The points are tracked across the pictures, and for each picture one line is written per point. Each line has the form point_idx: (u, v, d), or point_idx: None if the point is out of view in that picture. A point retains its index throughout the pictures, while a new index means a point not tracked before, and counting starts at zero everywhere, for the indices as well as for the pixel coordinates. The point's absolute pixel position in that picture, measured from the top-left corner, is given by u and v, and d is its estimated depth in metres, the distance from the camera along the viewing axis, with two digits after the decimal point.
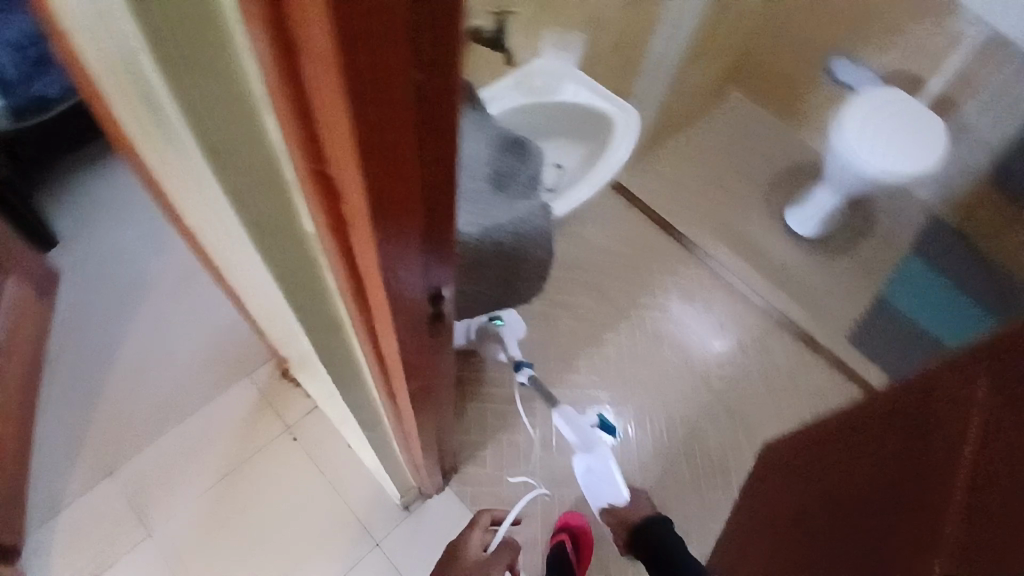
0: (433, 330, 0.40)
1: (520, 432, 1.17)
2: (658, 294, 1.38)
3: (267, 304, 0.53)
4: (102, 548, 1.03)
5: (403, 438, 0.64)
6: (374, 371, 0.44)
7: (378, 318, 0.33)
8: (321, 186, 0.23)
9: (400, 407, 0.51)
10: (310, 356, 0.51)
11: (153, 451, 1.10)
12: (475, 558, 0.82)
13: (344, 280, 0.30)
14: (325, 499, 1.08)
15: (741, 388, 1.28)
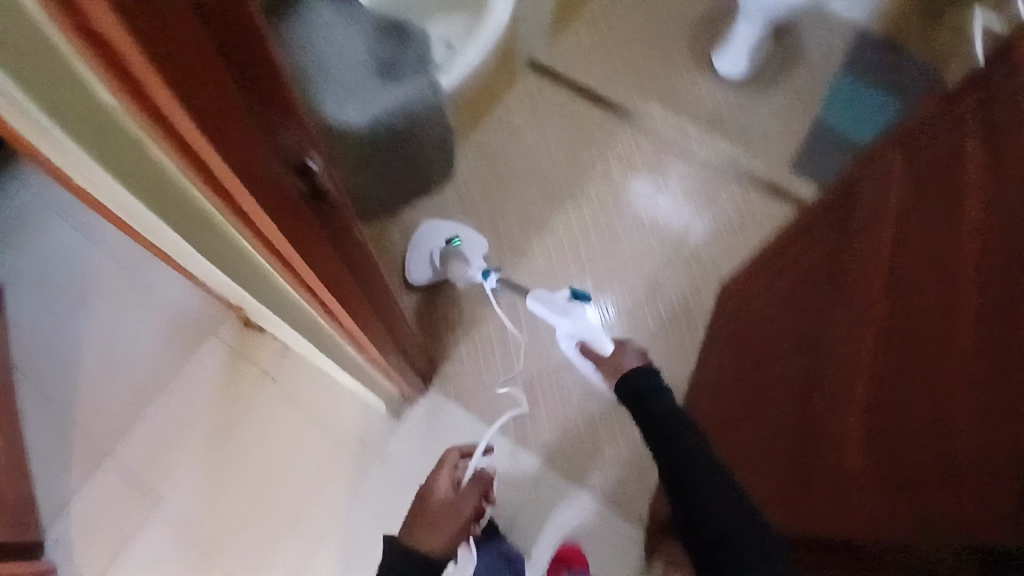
0: (315, 208, 0.42)
1: (490, 324, 1.20)
2: (598, 164, 1.37)
3: (171, 235, 0.54)
4: (121, 524, 1.07)
5: (353, 338, 0.66)
6: (273, 262, 0.46)
7: (245, 203, 0.37)
8: (127, 90, 0.26)
9: (323, 301, 0.54)
10: (224, 268, 0.53)
11: (143, 426, 1.12)
12: (445, 497, 0.86)
13: (196, 174, 0.33)
14: (318, 427, 1.12)
15: (693, 236, 1.32)
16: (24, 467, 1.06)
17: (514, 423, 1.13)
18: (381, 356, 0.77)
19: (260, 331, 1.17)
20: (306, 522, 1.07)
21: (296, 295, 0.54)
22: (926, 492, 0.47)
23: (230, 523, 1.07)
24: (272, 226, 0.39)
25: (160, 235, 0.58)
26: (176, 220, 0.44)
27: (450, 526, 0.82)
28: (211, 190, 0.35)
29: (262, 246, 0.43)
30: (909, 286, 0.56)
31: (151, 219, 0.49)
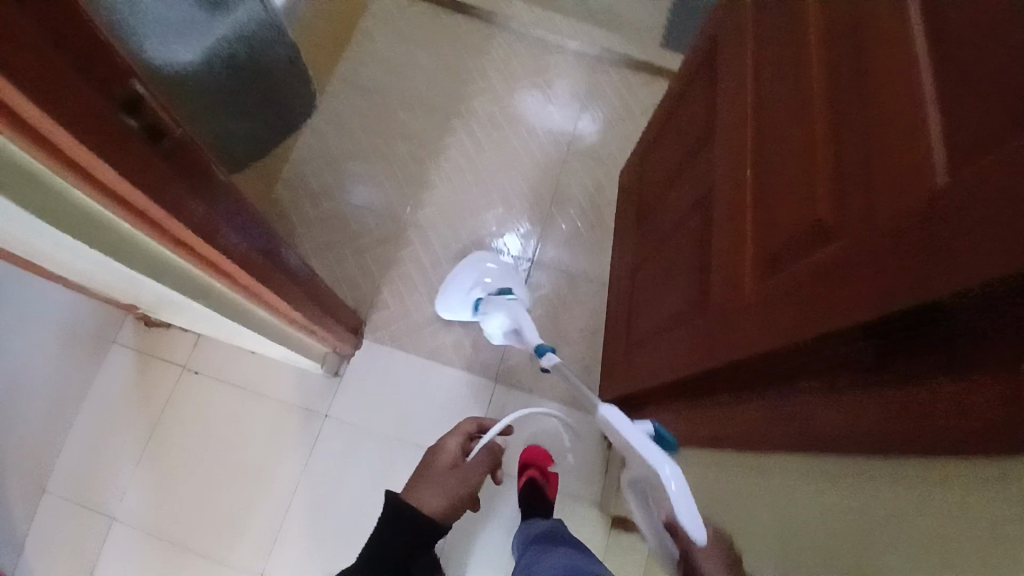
0: (162, 151, 0.38)
1: (408, 263, 1.18)
2: (477, 79, 1.33)
3: (13, 230, 0.47)
4: (79, 554, 1.02)
5: (257, 297, 0.63)
6: (139, 224, 0.42)
7: (104, 179, 0.35)
8: None
9: (206, 258, 0.50)
10: (92, 257, 0.48)
11: (72, 452, 1.05)
12: (447, 469, 0.89)
13: (47, 156, 0.32)
14: (257, 406, 1.09)
15: (584, 131, 1.32)
16: None
17: (454, 351, 1.13)
18: (298, 314, 0.74)
19: (166, 325, 1.11)
20: (272, 500, 1.05)
21: (178, 260, 0.50)
22: (787, 293, 0.51)
23: (195, 523, 1.04)
24: (122, 177, 0.35)
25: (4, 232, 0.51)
26: (8, 216, 0.38)
27: (445, 489, 0.87)
28: (43, 150, 0.31)
29: (121, 209, 0.39)
30: (768, 126, 0.60)
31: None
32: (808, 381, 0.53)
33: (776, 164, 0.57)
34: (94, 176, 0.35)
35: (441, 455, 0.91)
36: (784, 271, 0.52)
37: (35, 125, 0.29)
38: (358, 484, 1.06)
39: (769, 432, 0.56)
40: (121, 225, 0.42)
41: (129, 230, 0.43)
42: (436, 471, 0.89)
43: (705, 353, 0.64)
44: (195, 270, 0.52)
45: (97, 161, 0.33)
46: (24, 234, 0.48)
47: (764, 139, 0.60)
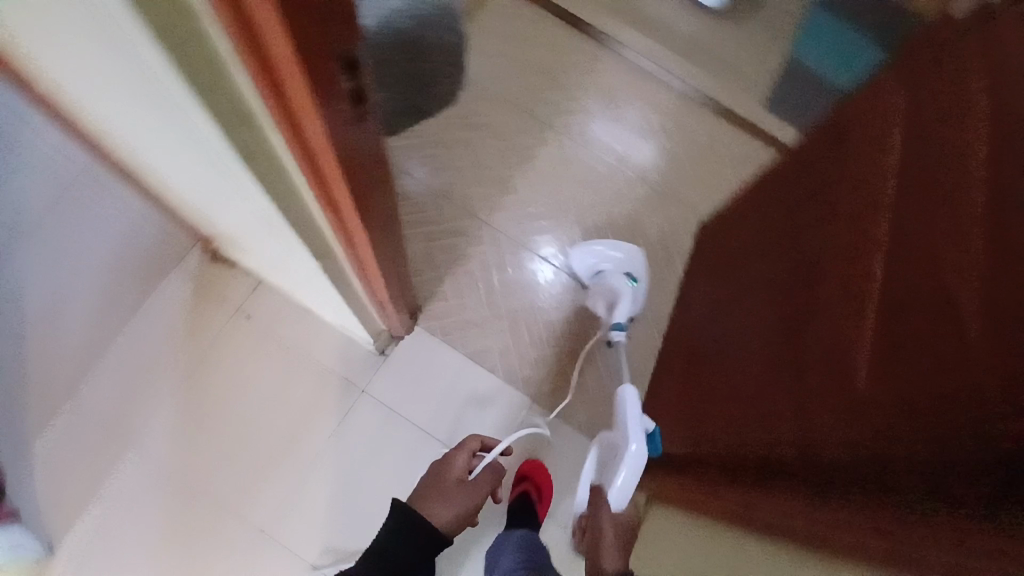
0: (352, 106, 0.39)
1: (474, 261, 1.18)
2: (577, 97, 1.32)
3: (176, 145, 0.48)
4: (90, 471, 1.02)
5: (357, 259, 0.65)
6: (306, 177, 0.43)
7: (307, 130, 0.37)
8: (235, 11, 0.26)
9: (345, 218, 0.52)
10: (247, 195, 0.49)
11: (105, 366, 1.05)
12: (457, 482, 0.89)
13: (273, 103, 0.33)
14: (298, 363, 1.09)
15: (671, 172, 1.30)
16: None
17: (500, 358, 1.14)
18: (379, 280, 0.76)
19: (230, 266, 1.11)
20: (292, 462, 1.05)
21: (317, 215, 0.51)
22: (907, 399, 0.50)
23: (213, 466, 1.04)
24: (325, 134, 0.37)
25: (159, 145, 0.53)
26: (208, 144, 0.40)
27: (457, 502, 0.87)
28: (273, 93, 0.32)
29: (305, 162, 0.40)
30: (905, 214, 0.58)
31: (161, 124, 0.44)
32: (870, 484, 0.51)
33: (912, 256, 0.55)
34: (300, 126, 0.36)
35: (445, 475, 0.90)
36: (906, 373, 0.51)
37: (275, 65, 0.30)
38: (378, 466, 1.06)
39: (824, 528, 0.55)
40: (298, 179, 0.44)
41: (298, 181, 0.45)
42: (449, 489, 0.88)
43: (789, 431, 0.64)
44: (325, 225, 0.53)
45: (312, 114, 0.35)
46: (187, 153, 0.49)
47: (898, 227, 0.58)
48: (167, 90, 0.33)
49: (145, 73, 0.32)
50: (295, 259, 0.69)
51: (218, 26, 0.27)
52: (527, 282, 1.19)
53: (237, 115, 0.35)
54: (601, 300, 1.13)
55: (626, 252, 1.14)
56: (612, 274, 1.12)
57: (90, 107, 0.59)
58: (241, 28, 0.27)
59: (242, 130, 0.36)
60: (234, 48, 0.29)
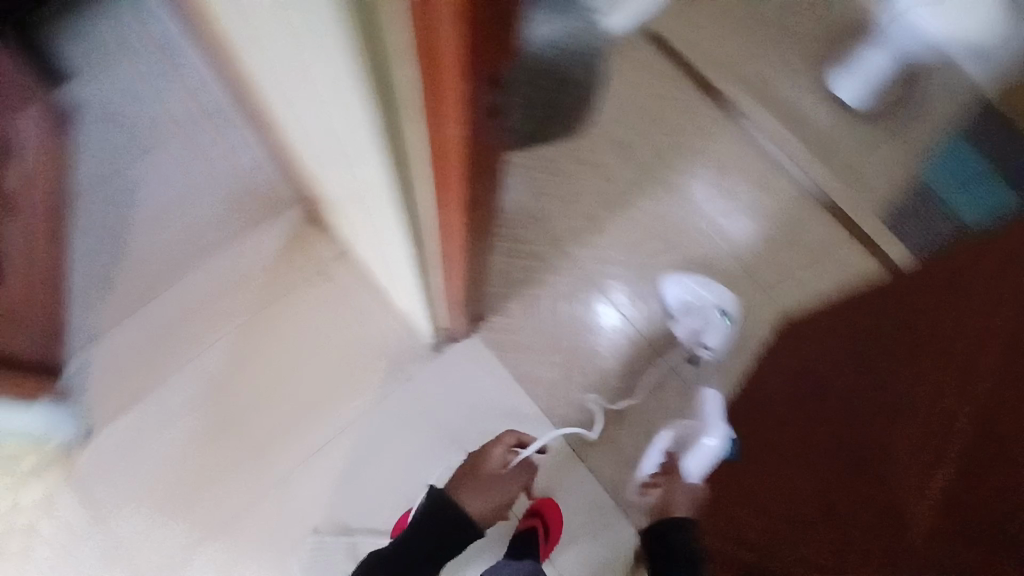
0: (488, 118, 0.43)
1: (545, 287, 1.19)
2: (688, 160, 1.26)
3: (313, 111, 0.53)
4: (144, 377, 1.09)
5: (445, 253, 0.68)
6: (429, 169, 0.47)
7: (444, 130, 0.41)
8: (420, 22, 0.30)
9: (450, 214, 0.54)
10: (367, 168, 0.53)
11: (186, 285, 1.12)
12: (493, 475, 0.92)
13: (422, 100, 0.37)
14: (355, 335, 1.13)
15: (771, 256, 1.22)
16: (58, 299, 1.06)
17: (544, 388, 1.14)
18: (457, 278, 0.79)
19: (323, 229, 1.15)
20: (322, 424, 1.10)
21: (424, 203, 0.54)
22: None
23: (251, 405, 1.09)
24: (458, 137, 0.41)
25: (293, 107, 0.57)
26: (349, 120, 0.44)
27: (491, 496, 0.91)
28: (427, 94, 0.37)
29: (432, 156, 0.45)
30: None
31: (306, 90, 0.48)
32: None
33: None
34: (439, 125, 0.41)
35: (480, 465, 0.93)
36: None
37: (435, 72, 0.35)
38: (400, 454, 1.09)
39: None
40: (419, 168, 0.48)
41: (419, 164, 0.48)
42: (484, 481, 0.91)
43: None
44: (429, 215, 0.57)
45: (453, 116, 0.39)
46: (320, 120, 0.53)
47: None
48: (335, 59, 0.36)
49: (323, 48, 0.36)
50: (390, 238, 0.73)
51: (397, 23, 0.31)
52: (592, 323, 1.19)
53: (388, 92, 0.38)
54: (684, 330, 1.18)
55: (711, 288, 1.20)
56: (703, 305, 1.18)
57: (242, 62, 0.64)
58: (424, 22, 0.30)
59: (388, 107, 0.40)
60: (411, 35, 0.31)
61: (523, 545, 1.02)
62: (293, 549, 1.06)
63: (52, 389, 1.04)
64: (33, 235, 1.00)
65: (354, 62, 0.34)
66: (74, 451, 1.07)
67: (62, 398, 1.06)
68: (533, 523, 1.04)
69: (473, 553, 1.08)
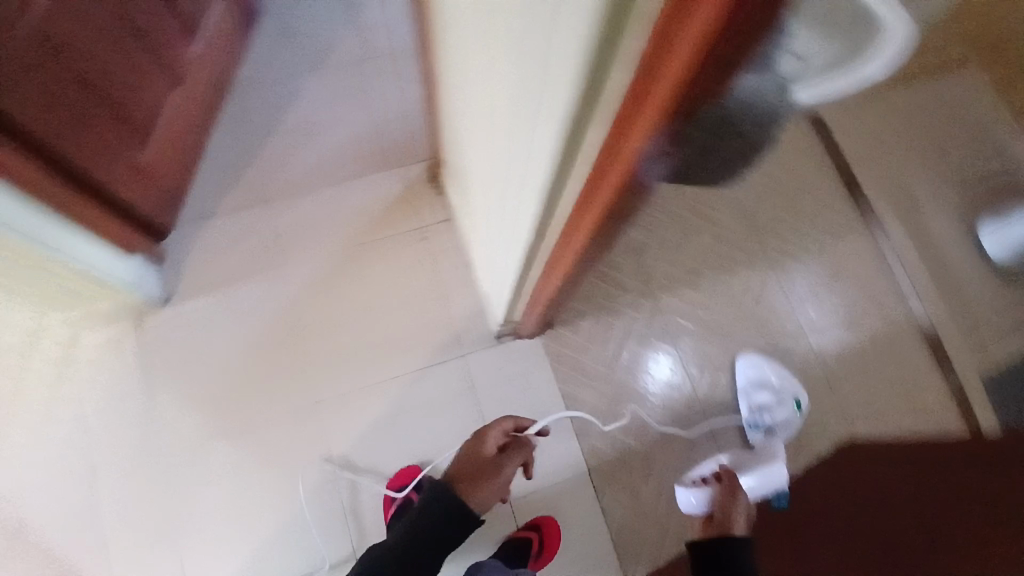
0: (677, 123, 0.46)
1: (621, 319, 1.17)
2: (810, 249, 1.21)
3: (505, 70, 0.55)
4: (234, 266, 1.14)
5: (565, 237, 0.70)
6: (602, 150, 0.51)
7: (637, 117, 0.44)
8: (672, 13, 0.34)
9: (597, 194, 0.58)
10: (537, 142, 0.54)
11: (302, 197, 1.18)
12: (488, 457, 0.90)
13: (633, 83, 0.41)
14: (430, 298, 1.16)
15: (860, 375, 1.16)
16: (189, 169, 1.14)
17: (586, 414, 1.14)
18: (558, 274, 0.82)
19: (439, 193, 1.19)
20: (373, 366, 1.13)
21: (578, 177, 0.57)
22: None
23: (318, 324, 1.14)
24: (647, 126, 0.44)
25: (483, 71, 0.61)
26: (546, 93, 0.47)
27: (485, 484, 0.87)
28: (641, 79, 0.40)
29: (612, 139, 0.49)
30: None
31: (513, 48, 0.50)
32: None
33: None
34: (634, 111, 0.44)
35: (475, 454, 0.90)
36: None
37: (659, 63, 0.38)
38: (432, 420, 1.11)
39: None
40: (592, 147, 0.52)
41: (594, 139, 0.50)
42: (488, 474, 0.88)
43: None
44: (574, 195, 0.61)
45: (654, 106, 0.42)
46: (509, 82, 0.55)
47: None
48: (571, 21, 0.38)
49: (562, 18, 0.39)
50: (511, 218, 0.75)
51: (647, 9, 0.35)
52: (653, 373, 1.16)
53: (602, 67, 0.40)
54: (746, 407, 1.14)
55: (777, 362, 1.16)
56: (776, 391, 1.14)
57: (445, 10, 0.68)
58: (673, 10, 0.34)
59: (594, 79, 0.42)
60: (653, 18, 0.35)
61: (513, 551, 1.03)
62: (303, 468, 1.09)
63: (153, 249, 1.10)
64: (186, 104, 1.07)
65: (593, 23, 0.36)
66: (149, 311, 1.12)
67: (156, 260, 1.11)
68: (529, 534, 1.04)
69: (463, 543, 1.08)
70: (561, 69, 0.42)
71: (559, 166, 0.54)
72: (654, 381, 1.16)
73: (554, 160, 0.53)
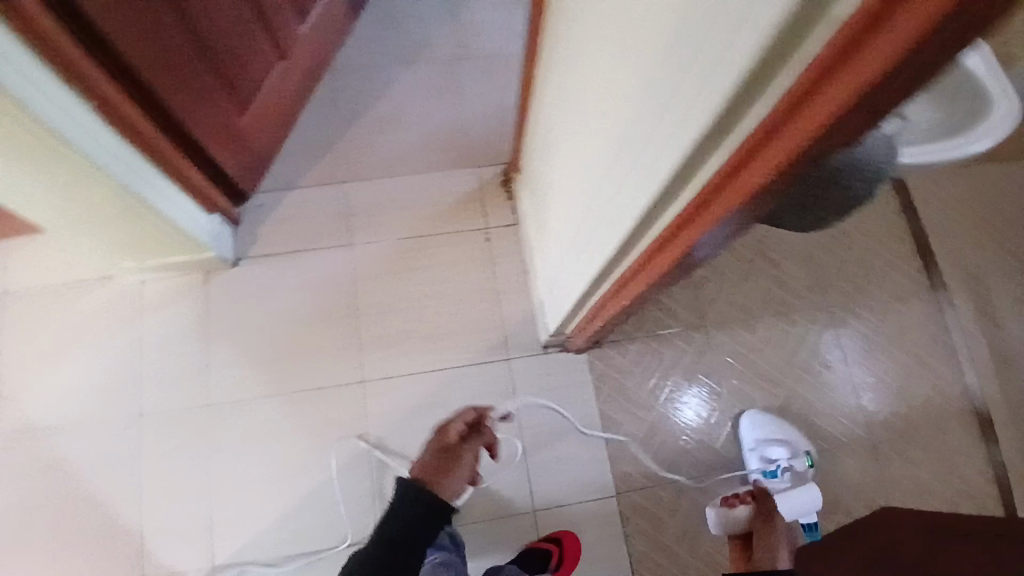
0: (792, 177, 0.46)
1: (670, 348, 1.17)
2: (871, 308, 1.19)
3: (629, 92, 0.57)
4: (304, 237, 1.19)
5: (645, 261, 0.70)
6: (709, 186, 0.51)
7: (756, 161, 0.45)
8: (826, 64, 0.34)
9: (682, 237, 0.61)
10: (650, 164, 0.56)
11: (381, 185, 1.23)
12: (444, 447, 0.90)
13: (763, 127, 0.42)
14: (485, 297, 1.18)
15: (906, 444, 1.13)
16: (277, 138, 1.19)
17: (621, 436, 1.14)
18: (624, 296, 0.82)
19: (509, 198, 1.23)
20: (419, 355, 1.15)
21: (670, 215, 0.59)
22: None
23: (374, 306, 1.17)
24: (763, 172, 0.44)
25: (601, 87, 0.63)
26: (677, 117, 0.48)
27: (445, 473, 0.88)
28: (771, 124, 0.41)
29: (722, 177, 0.49)
30: None
31: (644, 72, 0.52)
32: None
33: None
34: (756, 154, 0.44)
35: (429, 457, 0.90)
36: None
37: (796, 112, 0.39)
38: None
39: None
40: (700, 180, 0.52)
41: (703, 176, 0.51)
42: (450, 466, 0.88)
43: None
44: (666, 224, 0.61)
45: (776, 154, 0.42)
46: (631, 103, 0.57)
47: None
48: (724, 53, 0.39)
49: (715, 47, 0.40)
50: (594, 233, 0.76)
51: (803, 57, 0.35)
52: (694, 406, 1.15)
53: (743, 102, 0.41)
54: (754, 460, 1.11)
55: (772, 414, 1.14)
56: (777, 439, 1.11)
57: (569, 26, 0.71)
58: (808, 89, 0.37)
59: (727, 116, 0.43)
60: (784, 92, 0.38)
61: (532, 559, 1.02)
62: (337, 442, 1.10)
63: (231, 209, 1.14)
64: (287, 81, 1.14)
65: (748, 56, 0.37)
66: (216, 270, 1.16)
67: (231, 221, 1.16)
68: (550, 547, 1.04)
69: (482, 544, 1.09)
70: (703, 95, 0.43)
71: (666, 188, 0.54)
72: (687, 413, 1.15)
73: (664, 183, 0.54)
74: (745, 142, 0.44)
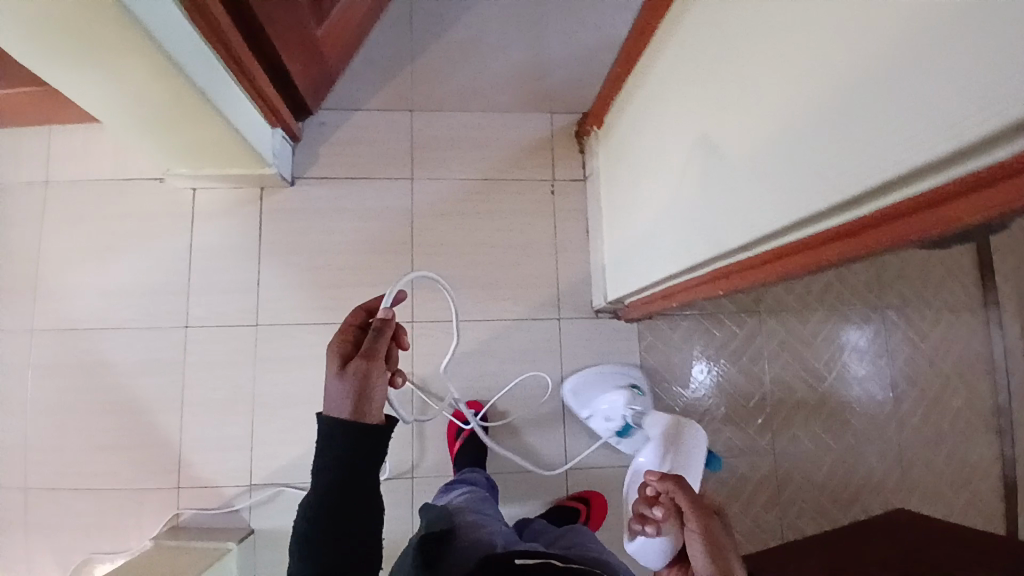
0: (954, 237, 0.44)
1: (722, 329, 1.17)
2: (922, 316, 1.19)
3: (793, 101, 0.53)
4: (364, 164, 1.13)
5: (751, 266, 0.68)
6: (855, 222, 0.49)
7: (920, 218, 0.43)
8: None
9: (806, 257, 0.58)
10: (802, 183, 0.53)
11: (448, 119, 1.16)
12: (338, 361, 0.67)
13: (941, 191, 0.40)
14: (545, 252, 1.16)
15: (928, 451, 1.16)
16: (347, 56, 1.11)
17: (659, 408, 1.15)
18: (710, 289, 0.81)
19: (582, 151, 1.18)
20: (471, 301, 1.13)
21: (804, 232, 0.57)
22: None
23: (431, 245, 1.13)
24: (923, 230, 0.43)
25: (757, 80, 0.59)
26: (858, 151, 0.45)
27: (350, 390, 0.66)
28: (952, 190, 0.39)
29: (875, 219, 0.47)
30: None
31: (824, 88, 0.49)
32: None
33: None
34: (923, 212, 0.42)
35: (335, 383, 0.66)
36: None
37: (984, 189, 0.37)
38: (514, 369, 1.13)
39: None
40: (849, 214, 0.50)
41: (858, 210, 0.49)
42: (368, 384, 0.66)
43: None
44: (791, 241, 0.59)
45: (945, 220, 0.41)
46: (792, 112, 0.54)
47: None
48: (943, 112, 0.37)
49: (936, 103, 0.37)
50: (704, 221, 0.73)
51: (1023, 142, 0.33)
52: (737, 388, 1.16)
53: (939, 166, 0.39)
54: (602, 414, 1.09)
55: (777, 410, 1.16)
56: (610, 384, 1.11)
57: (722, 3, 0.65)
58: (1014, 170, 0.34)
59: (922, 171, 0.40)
60: (968, 171, 0.37)
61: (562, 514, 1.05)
62: None
63: (294, 127, 1.08)
64: None
65: (971, 132, 0.35)
66: (273, 187, 1.10)
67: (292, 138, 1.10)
68: (579, 504, 1.07)
69: (513, 493, 1.11)
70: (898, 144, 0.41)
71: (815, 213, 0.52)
72: (701, 382, 1.15)
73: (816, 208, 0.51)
74: (917, 198, 0.42)
